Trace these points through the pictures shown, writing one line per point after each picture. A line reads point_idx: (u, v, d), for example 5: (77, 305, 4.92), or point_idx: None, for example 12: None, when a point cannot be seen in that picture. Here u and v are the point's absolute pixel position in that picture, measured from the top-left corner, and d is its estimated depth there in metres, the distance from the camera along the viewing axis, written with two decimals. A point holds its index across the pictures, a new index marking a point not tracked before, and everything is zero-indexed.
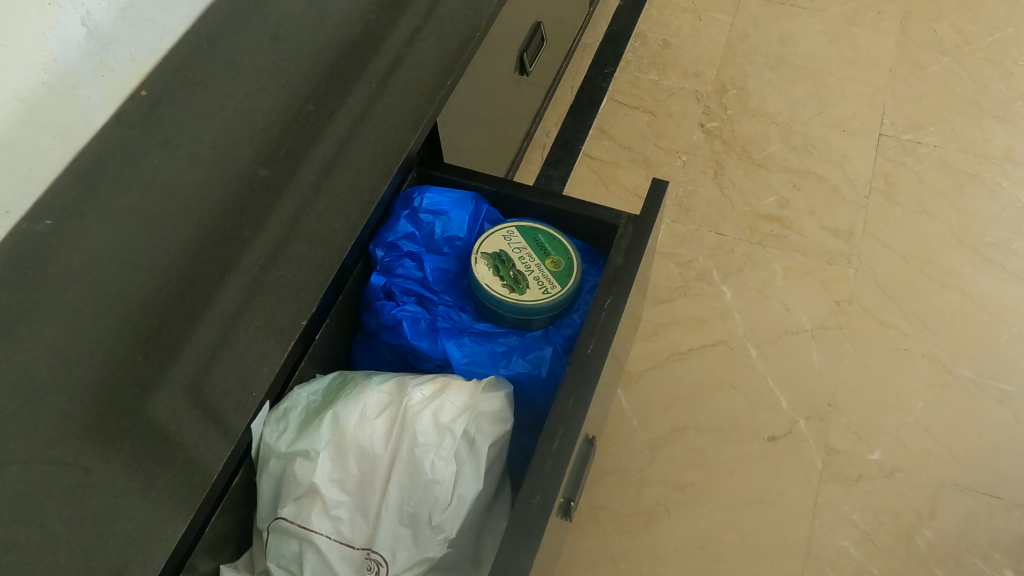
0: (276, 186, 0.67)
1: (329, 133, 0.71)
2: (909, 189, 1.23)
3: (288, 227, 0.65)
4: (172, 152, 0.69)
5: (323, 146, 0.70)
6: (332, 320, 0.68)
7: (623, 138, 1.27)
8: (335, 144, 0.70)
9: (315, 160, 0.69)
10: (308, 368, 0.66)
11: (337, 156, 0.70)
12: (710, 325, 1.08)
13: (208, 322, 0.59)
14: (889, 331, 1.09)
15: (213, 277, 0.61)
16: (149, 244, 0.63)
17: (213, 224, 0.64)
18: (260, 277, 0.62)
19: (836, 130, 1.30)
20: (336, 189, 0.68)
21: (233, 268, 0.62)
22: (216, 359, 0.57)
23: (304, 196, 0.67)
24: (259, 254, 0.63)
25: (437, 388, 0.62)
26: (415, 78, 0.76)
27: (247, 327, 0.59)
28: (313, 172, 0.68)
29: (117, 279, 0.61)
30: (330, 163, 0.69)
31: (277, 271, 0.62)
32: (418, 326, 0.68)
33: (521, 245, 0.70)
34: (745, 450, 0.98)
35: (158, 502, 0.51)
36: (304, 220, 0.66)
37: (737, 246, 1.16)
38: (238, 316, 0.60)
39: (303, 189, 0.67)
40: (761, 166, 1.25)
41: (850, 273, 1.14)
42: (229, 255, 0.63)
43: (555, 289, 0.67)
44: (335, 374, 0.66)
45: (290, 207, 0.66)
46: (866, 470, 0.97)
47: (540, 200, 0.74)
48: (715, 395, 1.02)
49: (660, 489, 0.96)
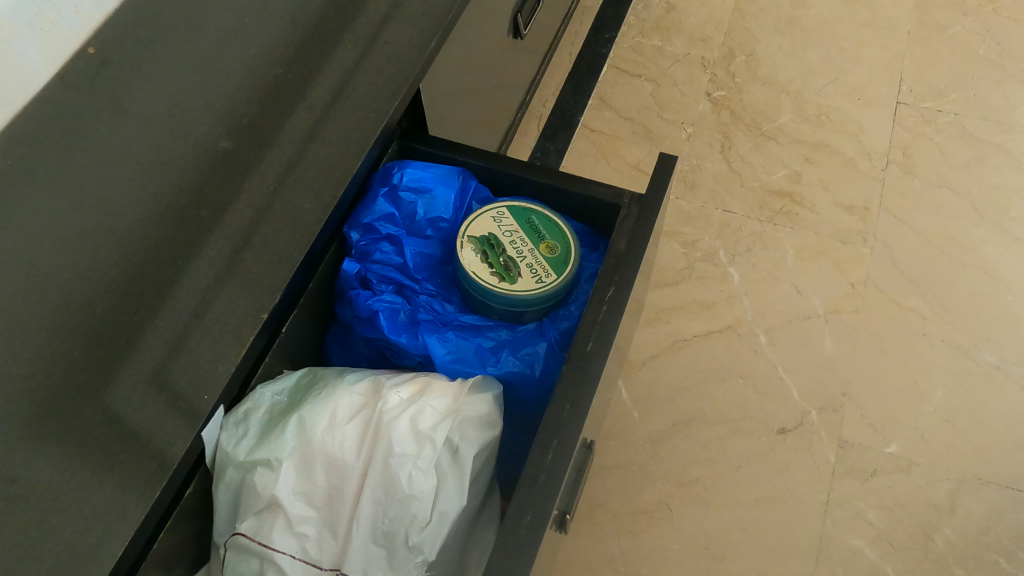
0: (241, 159, 0.59)
1: (304, 103, 0.63)
2: (928, 162, 1.16)
3: (255, 209, 0.57)
4: (124, 118, 0.60)
5: (297, 117, 0.62)
6: (300, 312, 0.61)
7: (624, 109, 1.19)
8: (310, 116, 0.63)
9: (288, 134, 0.61)
10: (275, 365, 0.60)
11: (313, 131, 0.62)
12: (717, 309, 1.01)
13: (166, 316, 0.51)
14: (907, 315, 1.02)
15: (172, 262, 0.53)
16: (95, 222, 0.54)
17: (172, 201, 0.56)
18: (225, 266, 0.54)
19: (851, 99, 1.22)
20: (311, 168, 0.61)
21: (194, 254, 0.54)
22: (173, 360, 0.50)
23: (277, 176, 0.59)
24: (226, 242, 0.55)
25: (416, 390, 0.56)
26: (397, 46, 0.69)
27: (207, 323, 0.52)
28: (286, 148, 0.61)
29: (54, 262, 0.52)
30: (306, 140, 0.62)
31: (243, 260, 0.55)
32: (396, 319, 0.61)
33: (513, 228, 0.63)
34: (753, 443, 0.92)
35: (94, 514, 0.44)
36: (275, 205, 0.58)
37: (746, 225, 1.08)
38: (197, 310, 0.52)
39: (276, 167, 0.60)
40: (771, 138, 1.17)
41: (866, 253, 1.07)
42: (190, 237, 0.54)
43: (550, 278, 0.60)
44: (306, 370, 0.60)
45: (260, 188, 0.58)
46: (882, 464, 0.92)
47: (534, 176, 0.67)
48: (722, 384, 0.96)
49: (662, 485, 0.90)
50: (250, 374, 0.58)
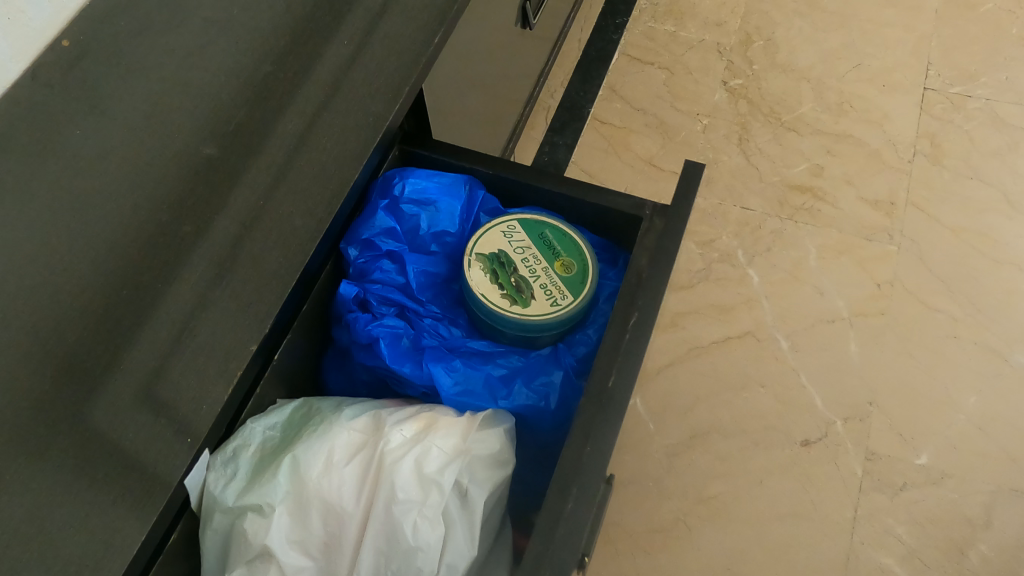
0: (228, 167, 0.53)
1: (296, 104, 0.57)
2: (957, 152, 1.10)
3: (243, 223, 0.51)
4: (91, 119, 0.53)
5: (288, 118, 0.56)
6: (293, 338, 0.56)
7: (636, 100, 1.13)
8: (302, 118, 0.56)
9: (278, 138, 0.55)
10: (267, 396, 0.55)
11: (306, 134, 0.56)
12: (735, 313, 0.96)
13: (139, 349, 0.44)
14: (936, 316, 0.97)
15: (145, 286, 0.46)
16: (63, 237, 0.47)
17: (146, 216, 0.49)
18: (208, 287, 0.48)
19: (874, 85, 1.16)
20: (305, 178, 0.55)
21: (173, 276, 0.47)
22: (150, 400, 0.43)
23: (267, 185, 0.53)
24: (210, 260, 0.49)
25: (421, 427, 0.51)
26: (396, 41, 0.63)
27: (189, 355, 0.45)
28: (276, 155, 0.54)
29: (8, 289, 0.45)
30: (297, 144, 0.55)
31: (228, 280, 0.49)
32: (399, 346, 0.56)
33: (525, 244, 0.58)
34: (776, 456, 0.88)
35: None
36: (264, 219, 0.52)
37: (765, 222, 1.03)
38: (176, 340, 0.45)
39: (265, 176, 0.53)
40: (791, 129, 1.11)
41: (892, 250, 1.01)
42: (168, 257, 0.48)
43: (566, 301, 0.55)
44: (300, 401, 0.55)
45: (246, 199, 0.52)
46: (911, 477, 0.87)
47: (546, 185, 0.61)
48: (742, 393, 0.91)
49: (680, 502, 0.85)
50: (239, 407, 0.53)
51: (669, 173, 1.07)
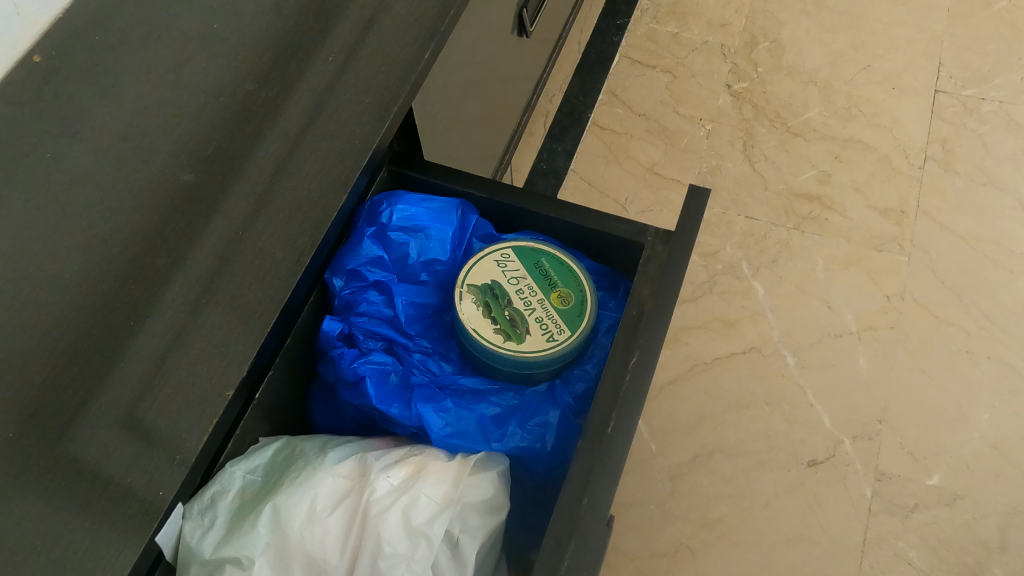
0: (208, 185, 0.46)
1: (283, 116, 0.49)
2: (969, 157, 1.06)
3: (221, 254, 0.45)
4: (43, 137, 0.45)
5: (273, 133, 0.49)
6: (275, 374, 0.53)
7: (638, 104, 1.10)
8: (291, 132, 0.49)
9: (262, 156, 0.48)
10: (247, 436, 0.52)
11: (293, 149, 0.49)
12: (740, 328, 0.93)
13: (102, 407, 0.39)
14: (948, 330, 0.94)
15: (106, 337, 0.40)
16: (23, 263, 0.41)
17: (104, 251, 0.43)
18: (180, 334, 0.42)
19: (884, 87, 1.12)
20: (293, 200, 0.48)
21: (138, 322, 0.41)
22: (105, 471, 0.38)
23: (249, 210, 0.46)
24: (182, 302, 0.42)
25: (410, 473, 0.49)
26: (395, 39, 0.55)
27: (156, 415, 0.40)
28: (259, 175, 0.47)
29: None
30: (285, 160, 0.48)
31: (202, 324, 0.43)
32: (386, 385, 0.53)
33: (519, 274, 0.55)
34: (783, 477, 0.85)
35: None
36: (245, 249, 0.45)
37: (771, 232, 1.00)
38: (141, 398, 0.40)
39: (247, 200, 0.47)
40: (797, 135, 1.08)
41: (903, 261, 0.98)
42: (132, 300, 0.42)
43: (563, 335, 0.53)
44: (283, 440, 0.52)
45: (224, 227, 0.45)
46: (923, 499, 0.84)
47: (542, 209, 0.58)
48: (747, 412, 0.88)
49: (682, 526, 0.83)
50: (218, 449, 0.50)
51: (672, 181, 1.03)
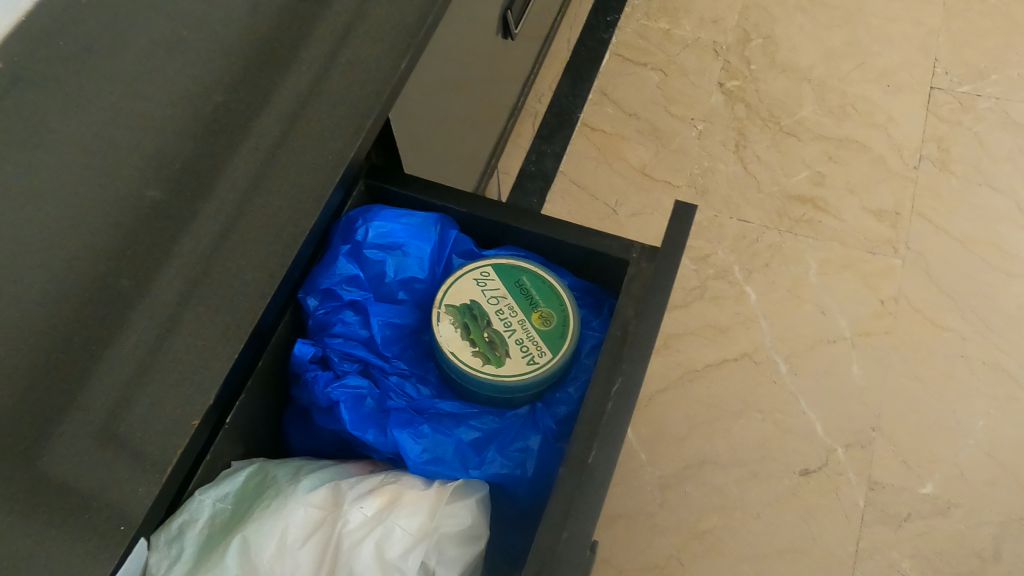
0: (192, 191, 0.40)
1: (259, 127, 0.43)
2: (966, 156, 1.04)
3: (187, 283, 0.39)
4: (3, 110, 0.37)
5: (246, 146, 0.43)
6: (247, 398, 0.51)
7: (629, 104, 1.08)
8: (266, 147, 0.44)
9: (234, 173, 0.42)
10: (218, 460, 0.50)
11: (268, 164, 0.44)
12: (732, 335, 0.91)
13: (60, 453, 0.34)
14: (943, 335, 0.92)
15: (66, 375, 0.34)
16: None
17: (47, 277, 0.35)
18: (140, 375, 0.37)
19: (879, 85, 1.10)
20: (265, 221, 0.43)
21: (93, 364, 0.35)
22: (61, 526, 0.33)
23: (219, 233, 0.41)
24: (141, 338, 0.37)
25: (384, 502, 0.47)
26: (376, 40, 0.50)
27: (110, 467, 0.35)
28: (230, 195, 0.42)
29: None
30: (258, 178, 0.43)
31: (165, 362, 0.37)
32: (362, 409, 0.51)
33: (499, 293, 0.54)
34: (775, 488, 0.84)
35: None
36: (213, 276, 0.40)
37: (764, 235, 0.98)
38: (94, 450, 0.35)
39: (217, 222, 0.41)
40: (790, 134, 1.06)
41: (897, 264, 0.96)
42: (86, 337, 0.35)
43: (544, 358, 0.51)
44: (254, 466, 0.50)
45: (191, 253, 0.40)
46: (917, 508, 0.83)
47: (524, 225, 0.56)
48: (739, 421, 0.87)
49: (673, 538, 0.81)
50: (187, 476, 0.48)
51: (663, 183, 1.01)
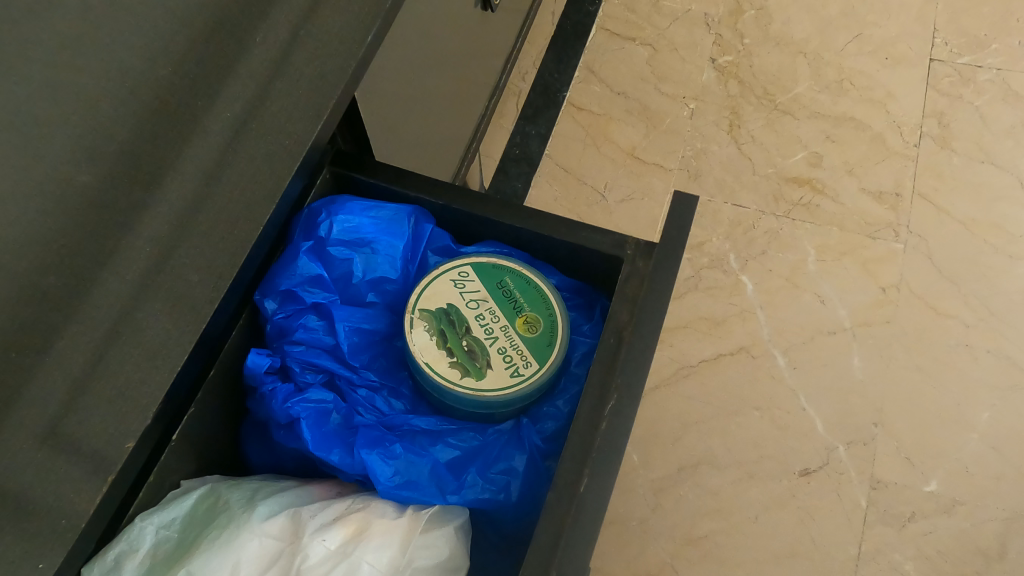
0: (151, 179, 0.35)
1: (218, 107, 0.37)
2: (968, 132, 0.98)
3: (131, 291, 0.34)
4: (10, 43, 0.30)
5: (204, 129, 0.37)
6: (197, 412, 0.45)
7: (616, 82, 1.02)
8: (225, 133, 0.38)
9: (192, 160, 0.36)
10: (166, 480, 0.44)
11: (227, 154, 0.38)
12: (727, 328, 0.86)
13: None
14: (947, 323, 0.87)
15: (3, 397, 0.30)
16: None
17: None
18: (75, 395, 0.32)
19: (876, 58, 1.04)
20: (219, 218, 0.37)
21: (23, 383, 0.30)
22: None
23: (170, 230, 0.35)
24: (80, 350, 0.32)
25: (351, 534, 0.42)
26: (342, 7, 0.44)
27: (35, 496, 0.31)
28: (185, 185, 0.36)
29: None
30: (216, 169, 0.37)
31: (102, 380, 0.33)
32: (326, 427, 0.46)
33: (480, 295, 0.48)
34: (774, 489, 0.80)
35: None
36: (161, 280, 0.35)
37: (759, 221, 0.93)
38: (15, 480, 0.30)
39: (169, 216, 0.35)
40: (786, 112, 1.00)
41: (898, 249, 0.91)
42: (14, 352, 0.30)
43: (529, 370, 0.46)
44: (207, 488, 0.44)
45: (135, 254, 0.34)
46: (920, 507, 0.79)
47: (507, 219, 0.51)
48: (735, 418, 0.82)
49: (667, 544, 0.77)
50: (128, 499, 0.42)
51: (654, 166, 0.96)
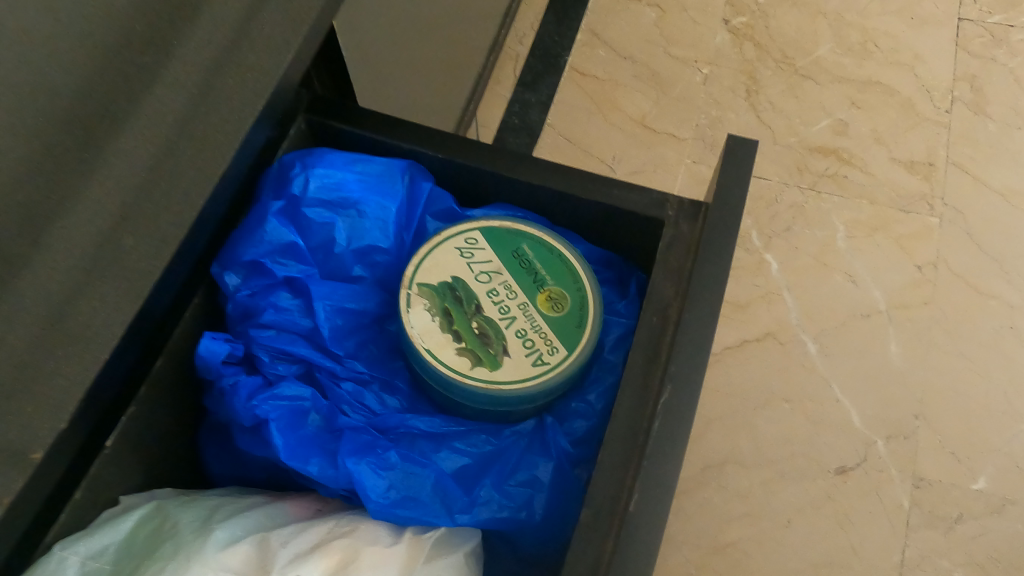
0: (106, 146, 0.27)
1: (188, 53, 0.30)
2: (1003, 97, 0.91)
3: (71, 287, 0.27)
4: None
5: (178, 62, 0.30)
6: (138, 413, 0.36)
7: (622, 45, 0.93)
8: (201, 71, 0.30)
9: (164, 101, 0.29)
10: (100, 497, 0.35)
11: (201, 96, 0.31)
12: (752, 311, 0.78)
13: None
14: (990, 304, 0.80)
15: None
16: None
17: None
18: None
19: (902, 18, 0.96)
20: (184, 175, 0.30)
21: None
22: None
23: (119, 204, 0.28)
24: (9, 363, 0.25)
25: (332, 567, 0.33)
26: None
27: None
28: (142, 148, 0.29)
29: None
30: (189, 115, 0.30)
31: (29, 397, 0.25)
32: (302, 432, 0.37)
33: (492, 267, 0.39)
34: (808, 489, 0.72)
35: None
36: (112, 258, 0.28)
37: (783, 194, 0.84)
38: None
39: (130, 171, 0.28)
40: (807, 77, 0.92)
41: (935, 224, 0.83)
42: None
43: (555, 358, 0.37)
44: (151, 508, 0.35)
45: (78, 238, 0.27)
46: (969, 507, 0.71)
47: (523, 174, 0.42)
48: (763, 411, 0.74)
49: (692, 553, 0.69)
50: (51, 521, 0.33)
51: (666, 136, 0.87)
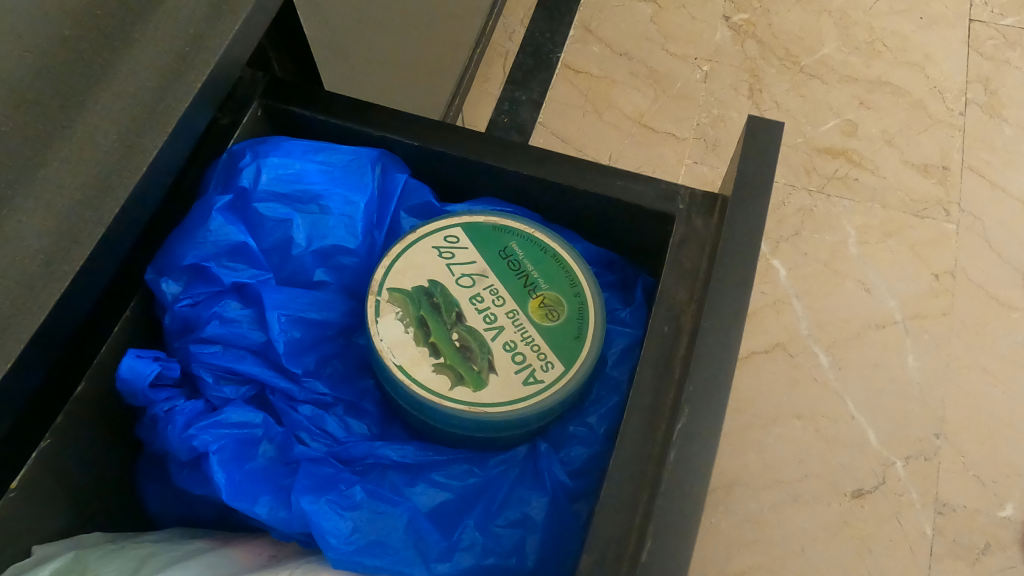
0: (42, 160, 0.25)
1: (140, 59, 0.27)
2: (1018, 99, 0.86)
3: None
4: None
5: (128, 70, 0.26)
6: (55, 445, 0.30)
7: (618, 42, 0.88)
8: (154, 76, 0.27)
9: (110, 111, 0.26)
10: (7, 547, 0.29)
11: (154, 103, 0.27)
12: (759, 321, 0.73)
13: None
14: (1012, 316, 0.75)
15: None
16: None
17: None
18: None
19: (910, 17, 0.91)
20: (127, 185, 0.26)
21: None
22: None
23: (55, 225, 0.25)
24: None
25: None
26: None
27: None
28: (82, 159, 0.25)
29: None
30: (140, 123, 0.27)
31: None
32: (250, 466, 0.31)
33: (476, 269, 0.34)
34: (823, 514, 0.66)
35: None
36: (42, 285, 0.25)
37: (790, 197, 0.79)
38: None
39: (69, 187, 0.25)
40: (813, 76, 0.87)
41: (951, 230, 0.78)
42: None
43: (550, 376, 0.32)
44: (67, 558, 0.29)
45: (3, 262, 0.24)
46: (996, 536, 0.66)
47: (511, 164, 0.36)
48: (773, 429, 0.69)
49: None
50: None
51: (665, 136, 0.82)
